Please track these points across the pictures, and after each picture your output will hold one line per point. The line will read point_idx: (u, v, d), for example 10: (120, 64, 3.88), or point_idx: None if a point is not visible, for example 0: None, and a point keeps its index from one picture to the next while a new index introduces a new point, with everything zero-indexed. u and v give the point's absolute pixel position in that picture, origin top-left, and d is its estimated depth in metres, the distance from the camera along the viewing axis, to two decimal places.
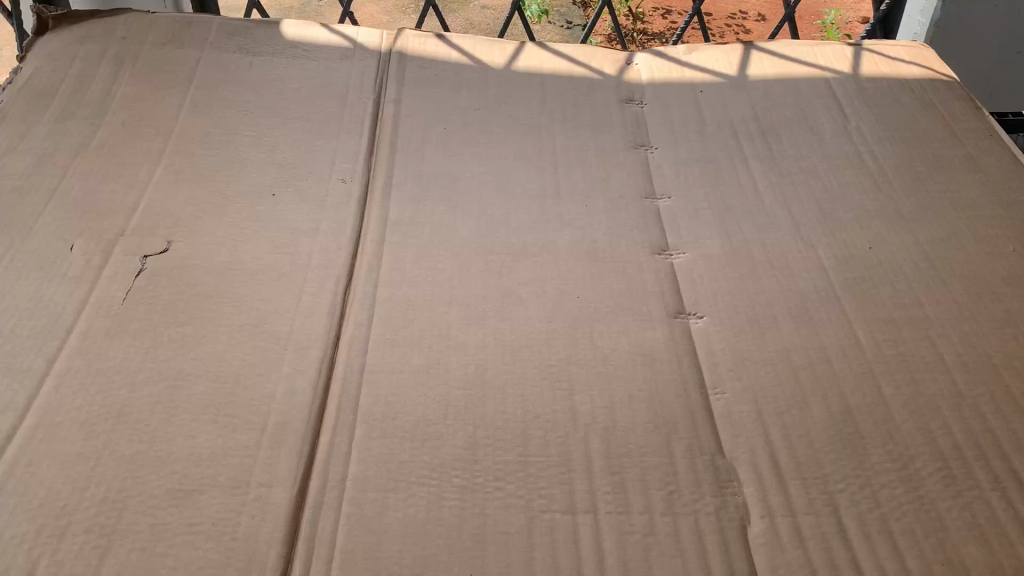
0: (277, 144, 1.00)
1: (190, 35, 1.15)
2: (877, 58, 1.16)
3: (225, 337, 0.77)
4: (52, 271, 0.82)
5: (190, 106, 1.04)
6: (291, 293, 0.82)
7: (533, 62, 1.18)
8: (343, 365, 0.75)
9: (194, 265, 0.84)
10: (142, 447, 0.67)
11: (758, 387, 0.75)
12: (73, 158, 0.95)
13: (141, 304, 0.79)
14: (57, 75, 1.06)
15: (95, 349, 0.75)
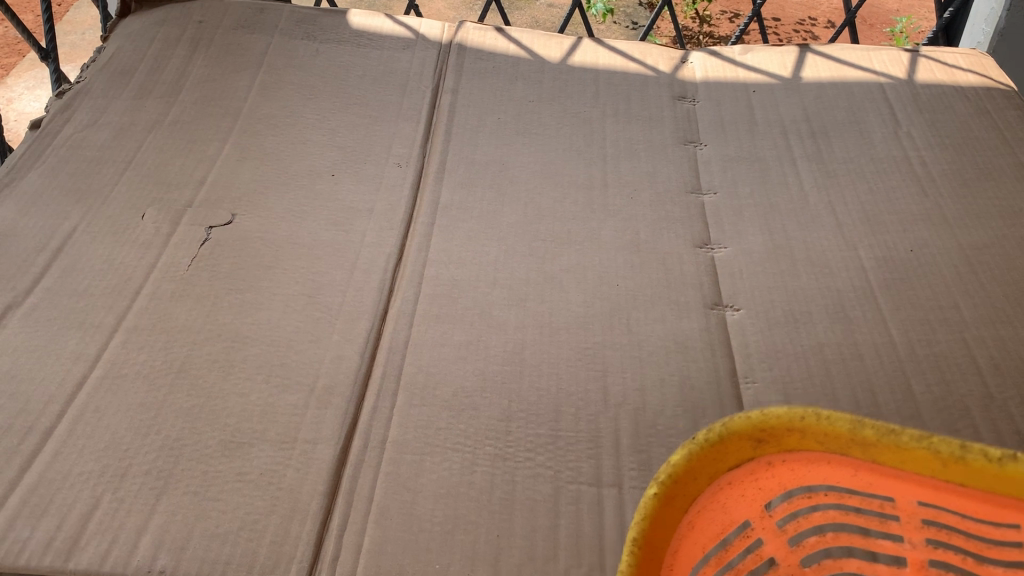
0: (338, 128, 1.05)
1: (262, 20, 1.20)
2: (933, 65, 1.16)
3: (281, 305, 0.81)
4: (125, 237, 0.88)
5: (259, 89, 1.09)
6: (344, 268, 0.86)
7: (589, 58, 1.20)
8: (389, 336, 0.79)
9: (255, 237, 0.89)
10: (199, 402, 0.71)
11: (788, 378, 0.76)
12: (148, 134, 1.01)
13: (204, 271, 0.84)
14: (137, 56, 1.12)
15: (161, 311, 0.80)
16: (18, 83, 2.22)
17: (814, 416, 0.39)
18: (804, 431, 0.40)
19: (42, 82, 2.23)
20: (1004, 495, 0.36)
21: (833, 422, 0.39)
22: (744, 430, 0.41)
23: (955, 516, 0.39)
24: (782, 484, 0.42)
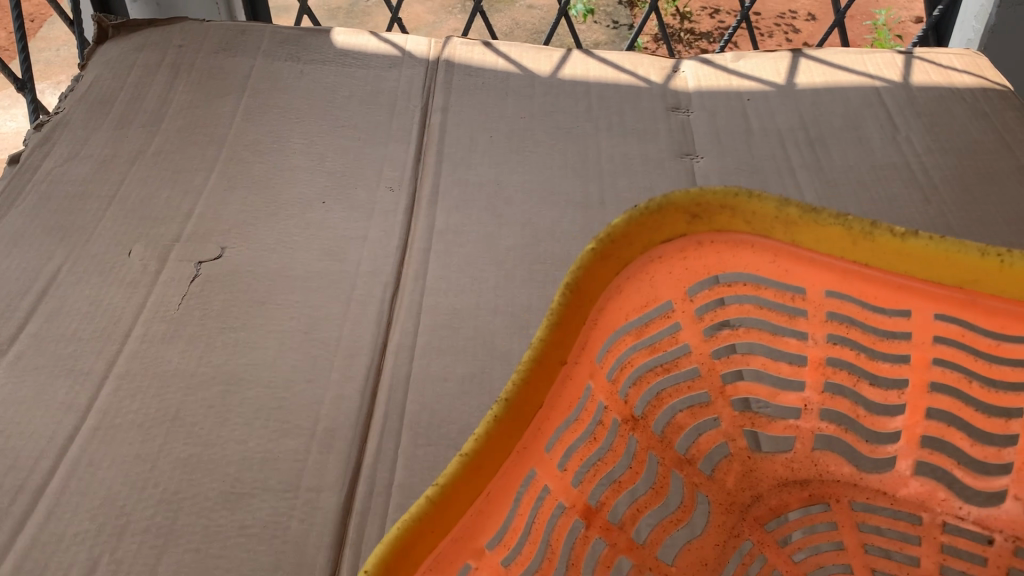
0: (326, 152, 1.02)
1: (244, 41, 1.17)
2: (928, 66, 1.15)
3: (276, 343, 0.79)
4: (111, 276, 0.85)
5: (244, 114, 1.06)
6: (339, 300, 0.84)
7: (579, 71, 1.18)
8: (390, 372, 0.77)
9: (246, 271, 0.86)
10: (197, 451, 0.69)
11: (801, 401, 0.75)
12: (131, 165, 0.98)
13: (196, 309, 0.82)
14: (116, 83, 1.09)
15: (152, 354, 0.77)
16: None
17: (741, 194, 0.54)
18: (732, 207, 0.55)
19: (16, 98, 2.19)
20: (875, 271, 0.54)
21: (756, 199, 0.54)
22: (683, 204, 0.55)
23: (849, 304, 0.57)
24: (708, 265, 0.58)
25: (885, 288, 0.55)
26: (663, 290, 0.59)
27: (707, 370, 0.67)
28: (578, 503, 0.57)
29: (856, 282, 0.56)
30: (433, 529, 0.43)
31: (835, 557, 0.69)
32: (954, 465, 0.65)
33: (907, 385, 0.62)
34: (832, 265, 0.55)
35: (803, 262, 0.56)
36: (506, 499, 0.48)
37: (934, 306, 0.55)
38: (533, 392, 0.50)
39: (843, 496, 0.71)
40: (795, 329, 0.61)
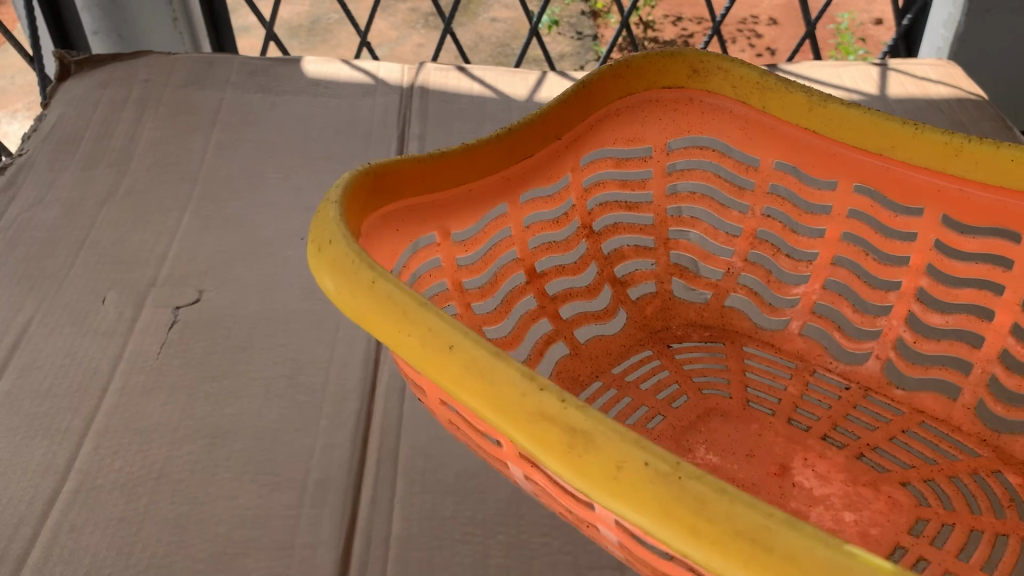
0: (303, 186, 1.00)
1: (212, 74, 1.14)
2: (903, 78, 1.15)
3: (261, 391, 0.76)
4: (85, 326, 0.82)
5: (216, 150, 1.04)
6: (324, 342, 0.81)
7: (555, 93, 1.16)
8: (381, 416, 0.74)
9: (226, 314, 0.84)
10: (184, 509, 0.66)
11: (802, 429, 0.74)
12: (101, 208, 0.95)
13: (175, 358, 0.79)
14: (81, 122, 1.06)
15: (132, 408, 0.74)
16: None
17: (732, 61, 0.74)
18: (723, 69, 0.74)
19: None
20: (817, 138, 0.73)
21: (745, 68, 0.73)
22: (690, 60, 0.75)
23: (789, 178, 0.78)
24: (689, 120, 0.78)
25: (810, 151, 0.75)
26: (650, 131, 0.78)
27: (660, 220, 0.82)
28: (532, 276, 0.75)
29: (791, 155, 0.76)
30: (437, 211, 0.65)
31: (716, 370, 0.79)
32: (850, 305, 0.79)
33: (821, 244, 0.80)
34: (777, 132, 0.76)
35: (762, 134, 0.77)
36: (486, 200, 0.68)
37: (854, 171, 0.73)
38: (540, 166, 0.71)
39: (740, 340, 0.82)
40: (738, 192, 0.81)
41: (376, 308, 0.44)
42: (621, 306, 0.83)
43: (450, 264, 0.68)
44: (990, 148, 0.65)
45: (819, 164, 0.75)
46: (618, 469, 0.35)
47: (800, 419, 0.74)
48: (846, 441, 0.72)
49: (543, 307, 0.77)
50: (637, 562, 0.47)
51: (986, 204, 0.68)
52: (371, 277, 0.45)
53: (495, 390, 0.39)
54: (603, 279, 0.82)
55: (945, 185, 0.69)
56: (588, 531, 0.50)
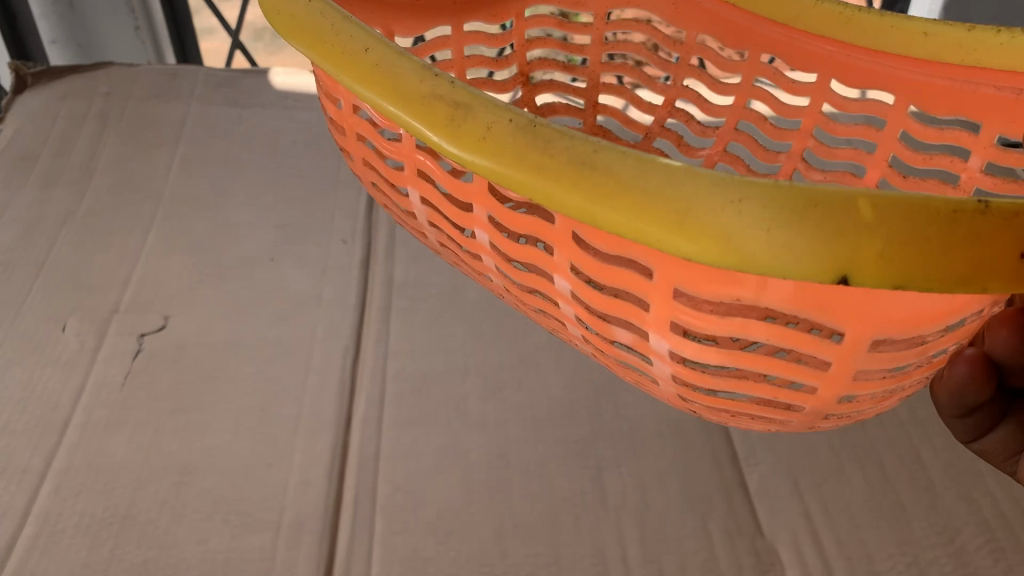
0: (273, 204, 0.96)
1: (176, 86, 1.11)
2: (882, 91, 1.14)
3: (232, 424, 0.73)
4: (45, 356, 0.78)
5: (181, 166, 1.00)
6: (297, 371, 0.78)
7: None
8: (358, 449, 0.72)
9: (194, 342, 0.80)
10: (152, 555, 0.63)
11: (793, 457, 0.72)
12: (60, 229, 0.92)
13: (141, 390, 0.75)
14: (39, 137, 1.02)
15: (95, 444, 0.71)
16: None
17: None
18: None
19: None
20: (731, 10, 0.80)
21: None
22: None
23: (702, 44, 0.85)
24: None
25: (747, 34, 0.81)
26: (593, 4, 0.86)
27: (592, 80, 0.90)
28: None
29: (737, 36, 0.82)
30: (381, 5, 0.74)
31: None
32: (745, 164, 0.89)
33: (728, 112, 0.89)
34: (729, 19, 0.81)
35: (714, 24, 0.83)
36: (430, 18, 0.79)
37: (791, 49, 0.80)
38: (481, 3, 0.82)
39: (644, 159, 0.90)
40: (662, 64, 0.89)
41: (362, 66, 0.48)
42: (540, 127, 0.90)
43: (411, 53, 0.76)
44: (877, 16, 0.73)
45: (767, 47, 0.81)
46: (549, 162, 0.40)
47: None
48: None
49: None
50: (573, 323, 0.55)
51: (920, 81, 0.75)
52: (363, 46, 0.48)
53: (476, 129, 0.43)
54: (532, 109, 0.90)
55: (886, 66, 0.76)
56: (529, 304, 0.60)
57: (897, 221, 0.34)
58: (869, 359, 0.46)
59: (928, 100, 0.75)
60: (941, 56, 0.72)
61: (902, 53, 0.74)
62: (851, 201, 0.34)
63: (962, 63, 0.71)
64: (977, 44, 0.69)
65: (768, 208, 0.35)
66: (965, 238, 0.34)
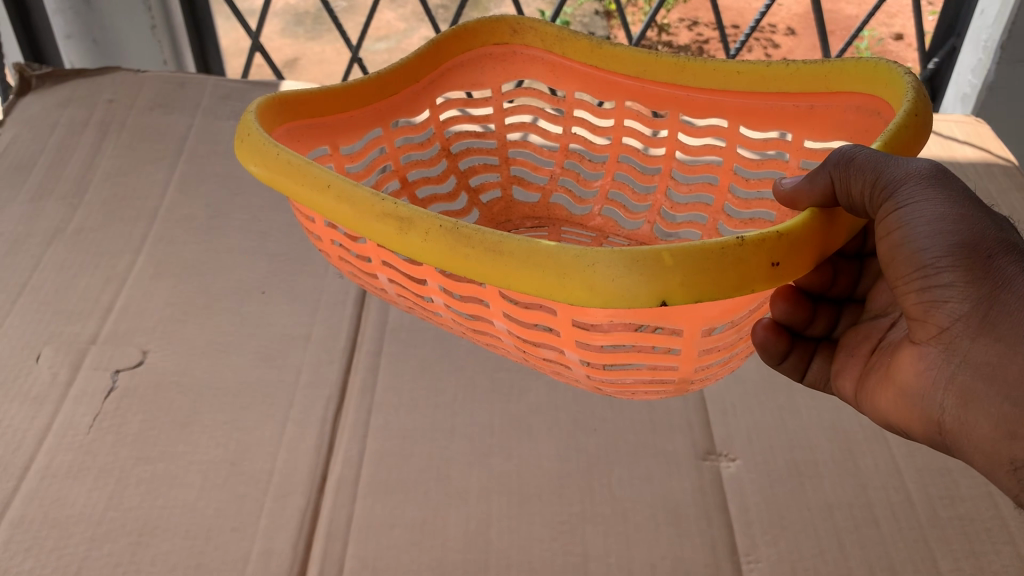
0: (270, 231, 0.92)
1: (183, 97, 1.07)
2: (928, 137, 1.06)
3: (199, 478, 0.69)
4: (14, 389, 0.75)
5: (179, 183, 0.96)
6: (274, 422, 0.74)
7: None
8: (328, 516, 0.67)
9: (171, 381, 0.76)
10: None
11: (797, 555, 0.66)
12: (47, 246, 0.88)
13: (108, 434, 0.71)
14: (36, 145, 0.99)
15: (54, 494, 0.67)
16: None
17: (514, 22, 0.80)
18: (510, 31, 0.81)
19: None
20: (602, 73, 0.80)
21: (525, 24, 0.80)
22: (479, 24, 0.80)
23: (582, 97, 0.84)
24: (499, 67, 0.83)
25: (606, 85, 0.81)
26: (483, 78, 0.84)
27: (500, 146, 0.89)
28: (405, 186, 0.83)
29: (593, 86, 0.82)
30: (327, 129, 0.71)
31: None
32: (633, 188, 0.87)
33: (614, 150, 0.87)
34: (580, 71, 0.81)
35: (573, 78, 0.82)
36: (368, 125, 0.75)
37: (643, 97, 0.80)
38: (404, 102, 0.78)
39: (561, 225, 0.89)
40: (552, 117, 0.88)
41: (293, 174, 0.52)
42: (475, 208, 0.89)
43: (340, 168, 0.75)
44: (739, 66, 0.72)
45: (628, 96, 0.80)
46: (467, 245, 0.46)
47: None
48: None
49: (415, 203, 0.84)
50: (511, 348, 0.61)
51: (760, 109, 0.74)
52: (323, 179, 0.51)
53: (417, 232, 0.47)
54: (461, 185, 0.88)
55: (725, 101, 0.75)
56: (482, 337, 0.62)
57: (699, 259, 0.41)
58: (710, 343, 0.53)
59: (800, 125, 0.73)
60: (773, 83, 0.72)
61: (770, 91, 0.72)
62: (657, 254, 0.41)
63: (788, 87, 0.71)
64: (786, 72, 0.70)
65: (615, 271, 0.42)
66: (737, 266, 0.42)
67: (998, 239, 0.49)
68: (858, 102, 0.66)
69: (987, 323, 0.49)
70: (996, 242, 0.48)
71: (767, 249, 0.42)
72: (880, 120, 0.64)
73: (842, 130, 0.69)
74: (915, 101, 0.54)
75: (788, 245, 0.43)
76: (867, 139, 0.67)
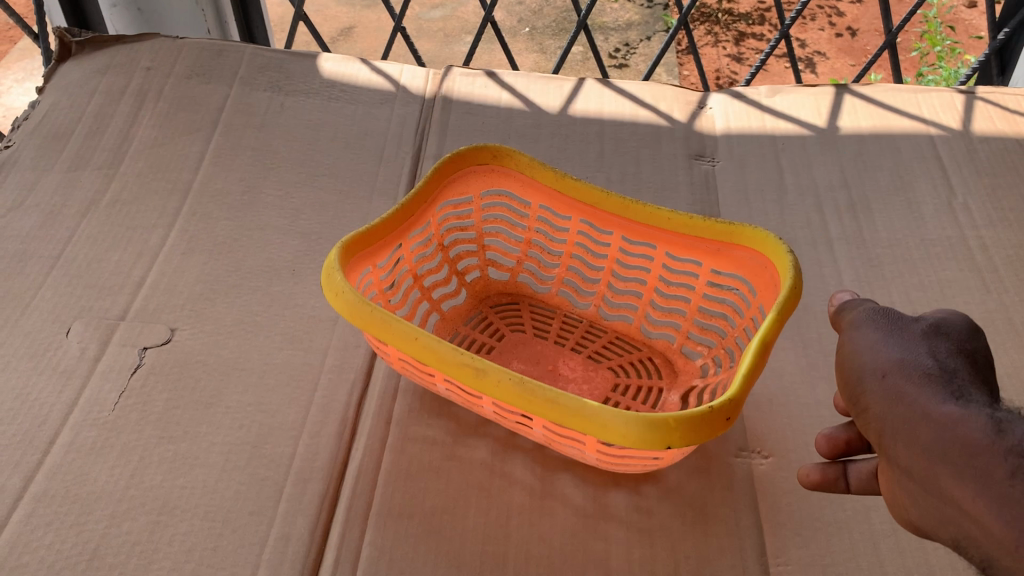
0: (302, 207, 0.91)
1: (220, 66, 1.06)
2: (992, 112, 1.00)
3: (220, 459, 0.68)
4: (44, 362, 0.75)
5: (213, 156, 0.95)
6: (298, 403, 0.73)
7: (593, 105, 1.04)
8: (347, 501, 0.66)
9: (196, 360, 0.76)
10: None
11: (829, 559, 0.63)
12: (81, 218, 0.88)
13: (132, 411, 0.71)
14: (74, 116, 0.99)
15: (76, 471, 0.67)
16: (10, 48, 2.05)
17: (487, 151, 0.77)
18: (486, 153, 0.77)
19: (33, 47, 2.05)
20: (560, 195, 0.77)
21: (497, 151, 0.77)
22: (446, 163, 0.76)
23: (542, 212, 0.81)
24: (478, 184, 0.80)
25: (565, 207, 0.78)
26: (466, 189, 0.80)
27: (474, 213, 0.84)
28: (417, 283, 0.80)
29: (555, 203, 0.78)
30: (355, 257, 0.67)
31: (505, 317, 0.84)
32: (575, 286, 0.84)
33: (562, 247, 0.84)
34: (546, 191, 0.78)
35: (540, 194, 0.79)
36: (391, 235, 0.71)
37: (594, 219, 0.77)
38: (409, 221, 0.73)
39: (527, 303, 0.85)
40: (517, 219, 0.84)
41: (358, 307, 0.61)
42: (461, 287, 0.85)
43: (376, 279, 0.73)
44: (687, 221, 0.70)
45: (580, 215, 0.78)
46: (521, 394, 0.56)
47: (565, 337, 0.81)
48: (606, 358, 0.79)
49: (425, 294, 0.81)
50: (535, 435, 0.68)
51: (680, 244, 0.73)
52: (409, 330, 0.59)
53: (491, 387, 0.57)
54: (449, 270, 0.84)
55: (660, 235, 0.74)
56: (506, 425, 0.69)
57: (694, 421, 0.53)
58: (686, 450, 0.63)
59: (731, 266, 0.71)
60: (688, 228, 0.71)
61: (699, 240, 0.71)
62: (668, 423, 0.52)
63: (702, 234, 0.71)
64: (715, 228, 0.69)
65: (624, 421, 0.53)
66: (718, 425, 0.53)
67: (899, 363, 0.49)
68: (753, 256, 0.68)
69: (898, 436, 0.47)
70: (898, 369, 0.49)
71: (725, 410, 0.54)
72: (770, 276, 0.67)
73: (739, 271, 0.71)
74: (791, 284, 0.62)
75: (737, 400, 0.55)
76: (759, 287, 0.69)
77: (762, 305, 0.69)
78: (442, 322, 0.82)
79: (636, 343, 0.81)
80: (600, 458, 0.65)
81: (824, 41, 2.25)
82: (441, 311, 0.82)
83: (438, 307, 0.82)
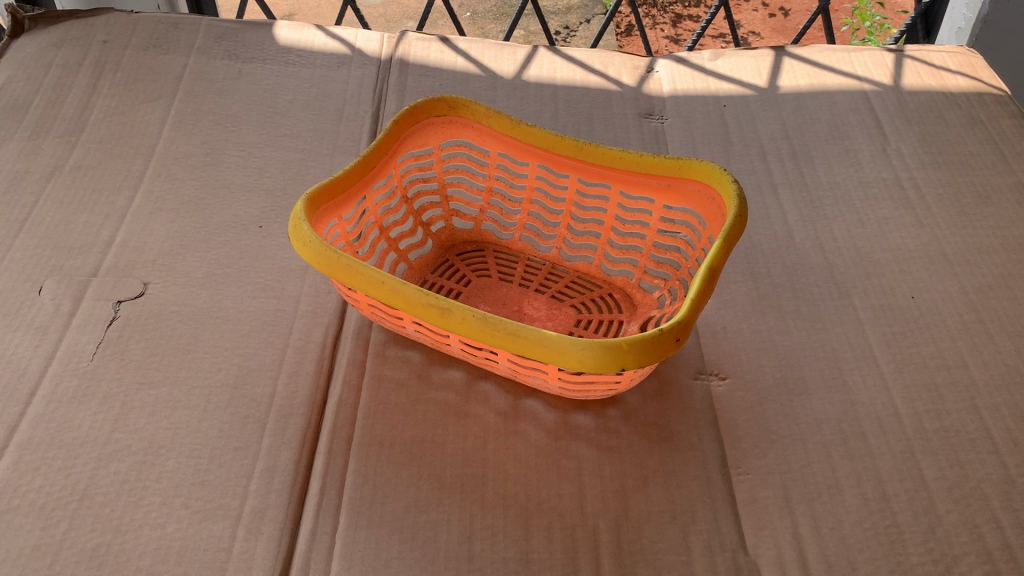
0: (266, 167, 0.93)
1: (176, 37, 1.07)
2: (920, 67, 1.06)
3: (202, 402, 0.70)
4: (17, 319, 0.76)
5: (174, 121, 0.97)
6: (274, 348, 0.75)
7: (546, 72, 1.07)
8: (329, 433, 0.69)
9: (171, 311, 0.77)
10: (105, 540, 0.61)
11: (786, 467, 0.67)
12: (45, 183, 0.89)
13: (112, 360, 0.73)
14: (31, 86, 0.99)
15: (59, 417, 0.69)
16: None
17: (445, 104, 0.80)
18: (446, 104, 0.80)
19: None
20: (518, 141, 0.80)
21: (455, 102, 0.80)
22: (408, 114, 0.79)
23: (502, 159, 0.84)
24: (440, 134, 0.83)
25: (524, 153, 0.81)
26: (428, 140, 0.83)
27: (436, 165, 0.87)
28: (384, 234, 0.82)
29: (511, 150, 0.82)
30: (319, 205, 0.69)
31: (472, 263, 0.87)
32: (537, 230, 0.88)
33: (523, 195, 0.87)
34: (502, 139, 0.81)
35: (497, 142, 0.82)
36: (354, 191, 0.73)
37: (549, 164, 0.81)
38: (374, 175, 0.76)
39: (491, 249, 0.89)
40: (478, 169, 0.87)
41: (330, 263, 0.64)
42: (427, 237, 0.88)
43: (343, 233, 0.76)
44: (639, 157, 0.75)
45: (538, 160, 0.81)
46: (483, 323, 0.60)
47: (528, 279, 0.85)
48: (569, 297, 0.83)
49: (392, 245, 0.83)
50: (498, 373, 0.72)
51: (628, 181, 0.78)
52: (376, 277, 0.63)
53: (453, 320, 0.61)
54: (415, 221, 0.87)
55: (609, 173, 0.78)
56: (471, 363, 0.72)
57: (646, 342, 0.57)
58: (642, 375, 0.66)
59: (682, 197, 0.75)
60: (636, 166, 0.76)
61: (653, 173, 0.75)
62: (620, 344, 0.57)
63: (653, 169, 0.75)
64: (666, 163, 0.74)
65: (580, 346, 0.57)
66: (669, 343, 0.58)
67: None
68: (699, 188, 0.73)
69: None
70: None
71: (675, 331, 0.58)
72: (714, 205, 0.72)
73: (688, 204, 0.76)
74: (737, 211, 0.66)
75: (685, 323, 0.60)
76: (706, 218, 0.74)
77: (709, 234, 0.74)
78: (410, 270, 0.85)
79: (596, 281, 0.84)
80: (561, 387, 0.68)
81: (759, 22, 2.33)
82: (409, 261, 0.85)
83: (405, 257, 0.85)
